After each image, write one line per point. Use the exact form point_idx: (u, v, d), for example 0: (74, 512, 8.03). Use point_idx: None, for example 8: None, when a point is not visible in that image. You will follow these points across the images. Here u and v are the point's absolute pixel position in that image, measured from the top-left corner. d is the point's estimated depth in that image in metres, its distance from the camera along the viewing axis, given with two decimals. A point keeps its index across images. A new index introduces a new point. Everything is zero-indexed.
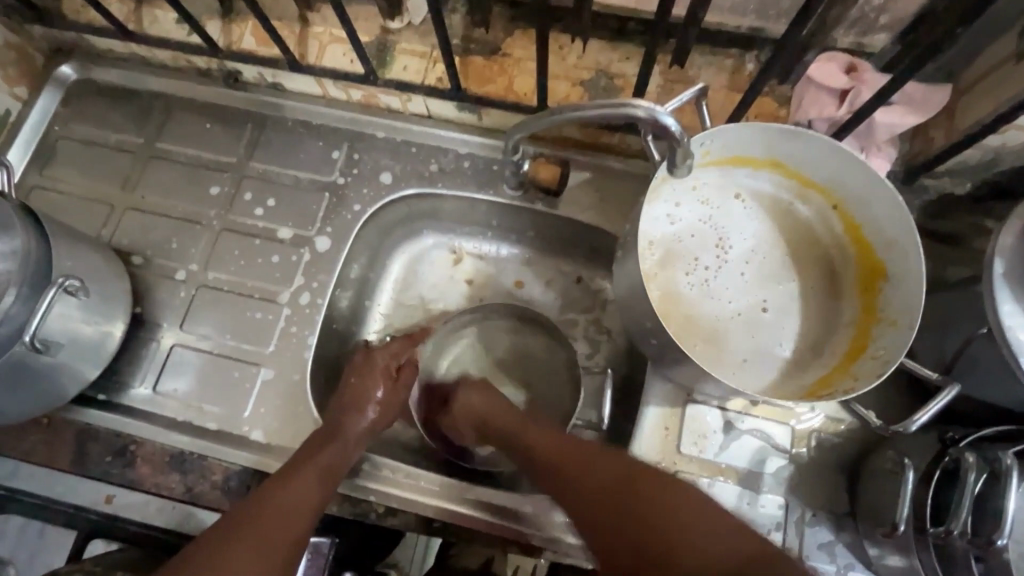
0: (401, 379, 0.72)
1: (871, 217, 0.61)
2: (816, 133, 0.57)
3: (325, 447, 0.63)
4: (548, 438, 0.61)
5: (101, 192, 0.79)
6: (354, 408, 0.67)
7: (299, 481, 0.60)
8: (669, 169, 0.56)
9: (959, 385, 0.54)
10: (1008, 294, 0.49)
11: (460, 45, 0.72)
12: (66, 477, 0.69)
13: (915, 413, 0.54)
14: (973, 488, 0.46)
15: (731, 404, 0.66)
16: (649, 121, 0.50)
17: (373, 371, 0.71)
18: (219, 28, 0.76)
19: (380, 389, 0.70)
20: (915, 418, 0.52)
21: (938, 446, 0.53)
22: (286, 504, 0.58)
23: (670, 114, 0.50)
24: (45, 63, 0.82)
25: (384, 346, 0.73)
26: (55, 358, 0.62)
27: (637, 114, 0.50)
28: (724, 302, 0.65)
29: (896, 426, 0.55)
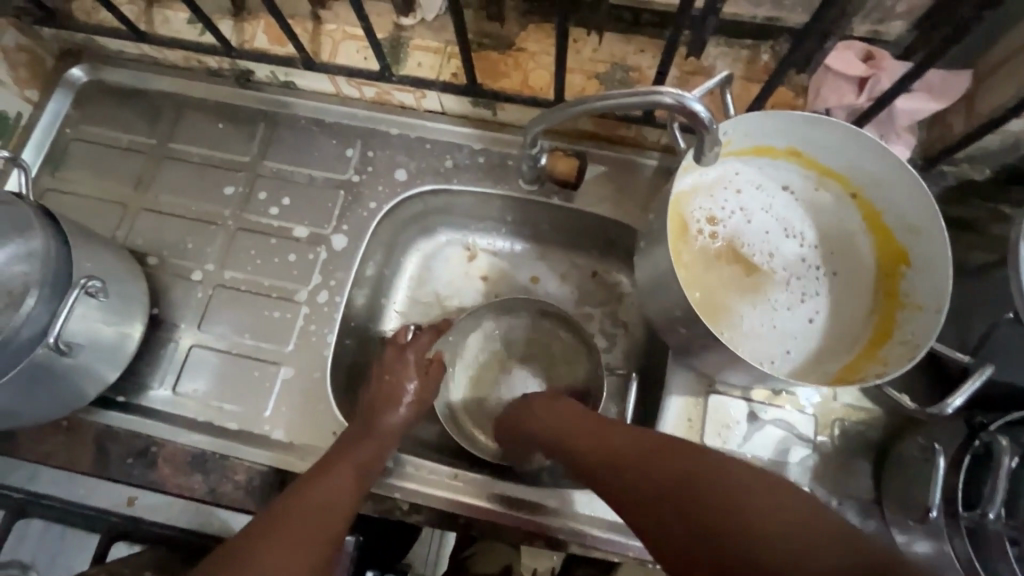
0: (431, 374, 0.73)
1: (893, 203, 0.61)
2: (836, 119, 0.57)
3: (359, 445, 0.63)
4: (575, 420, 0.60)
5: (114, 193, 0.78)
6: (388, 403, 0.68)
7: (339, 479, 0.60)
8: (696, 158, 0.55)
9: (993, 366, 0.53)
10: None
11: (474, 41, 0.72)
12: (88, 479, 0.68)
13: (948, 395, 0.53)
14: (1007, 474, 0.46)
15: (754, 394, 0.66)
16: (676, 108, 0.50)
17: (403, 366, 0.71)
18: (232, 27, 0.75)
19: (411, 383, 0.70)
20: (949, 401, 0.52)
21: (967, 431, 0.52)
22: (326, 497, 0.58)
23: (698, 101, 0.50)
24: (55, 65, 0.82)
25: (414, 341, 0.73)
26: (76, 359, 0.62)
27: (665, 101, 0.50)
28: (749, 290, 0.64)
29: (931, 408, 0.54)
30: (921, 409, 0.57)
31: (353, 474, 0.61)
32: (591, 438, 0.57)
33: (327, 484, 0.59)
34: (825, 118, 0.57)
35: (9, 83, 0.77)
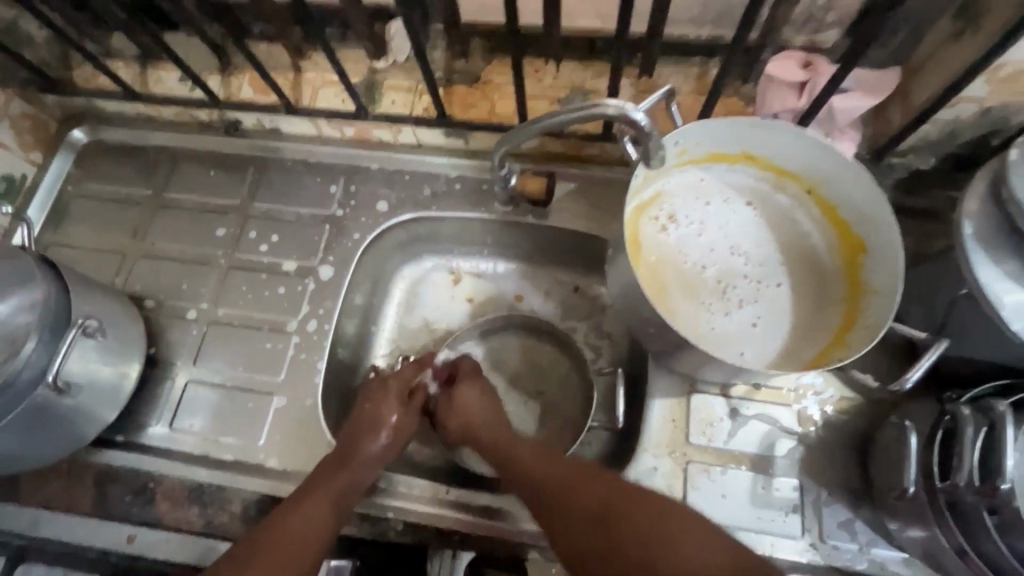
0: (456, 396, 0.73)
1: (845, 196, 0.64)
2: (780, 121, 0.61)
3: (335, 473, 0.64)
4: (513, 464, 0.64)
5: (113, 242, 0.83)
6: (369, 432, 0.69)
7: (313, 510, 0.62)
8: (645, 164, 0.59)
9: (948, 343, 0.57)
10: (986, 260, 0.52)
11: (443, 78, 0.77)
12: (87, 519, 0.68)
13: (908, 372, 0.56)
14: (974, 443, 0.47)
15: (734, 390, 0.68)
16: (620, 119, 0.54)
17: (386, 396, 0.72)
18: (219, 82, 0.81)
19: (395, 415, 0.71)
20: (909, 375, 0.55)
21: (938, 409, 0.53)
22: (302, 530, 0.60)
23: (639, 111, 0.54)
24: (57, 129, 0.88)
25: (397, 372, 0.75)
26: (75, 400, 0.64)
27: (609, 113, 0.54)
28: (713, 296, 0.66)
29: (892, 386, 0.56)
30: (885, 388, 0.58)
31: (328, 503, 0.63)
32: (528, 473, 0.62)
33: (301, 517, 0.61)
34: (769, 120, 0.60)
35: (15, 147, 0.82)
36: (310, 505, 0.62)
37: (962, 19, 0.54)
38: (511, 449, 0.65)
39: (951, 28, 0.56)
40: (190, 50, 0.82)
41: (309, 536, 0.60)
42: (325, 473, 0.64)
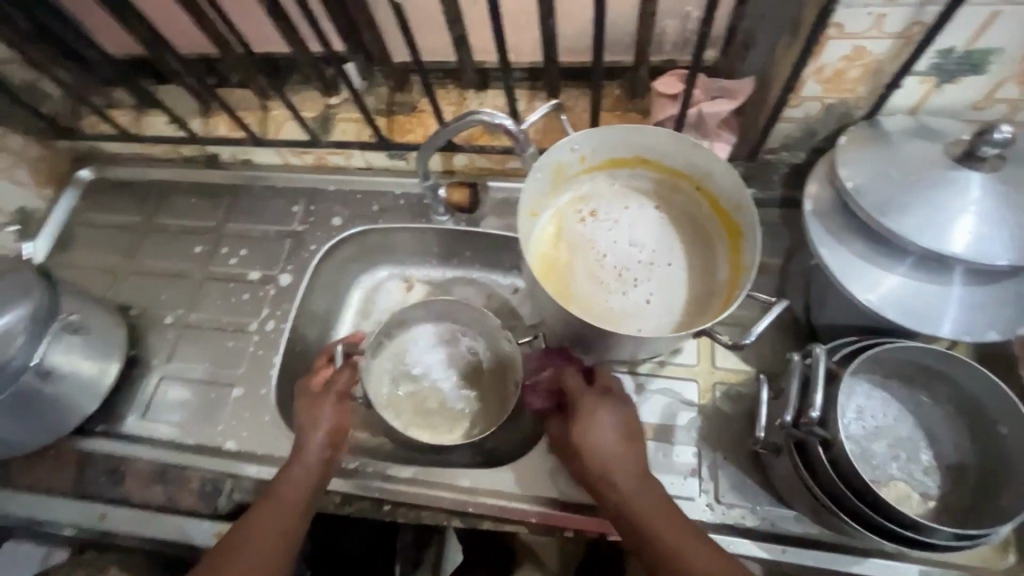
0: (586, 420, 0.63)
1: (722, 188, 0.72)
2: (656, 126, 0.70)
3: (286, 477, 0.67)
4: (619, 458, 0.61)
5: (107, 262, 0.95)
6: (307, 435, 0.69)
7: (269, 519, 0.64)
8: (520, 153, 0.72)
9: (789, 300, 0.62)
10: (826, 238, 0.62)
11: (386, 109, 0.89)
12: (64, 500, 0.77)
13: (753, 327, 0.60)
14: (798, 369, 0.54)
15: (640, 367, 0.75)
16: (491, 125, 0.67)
17: (315, 397, 0.72)
18: (200, 122, 0.96)
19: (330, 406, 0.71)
20: (752, 329, 0.59)
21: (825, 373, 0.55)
22: (262, 540, 0.63)
23: (505, 118, 0.67)
24: (67, 170, 1.02)
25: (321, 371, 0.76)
26: (58, 389, 0.75)
27: (481, 119, 0.66)
28: (612, 279, 0.74)
29: (737, 342, 0.61)
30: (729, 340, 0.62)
31: (284, 517, 0.64)
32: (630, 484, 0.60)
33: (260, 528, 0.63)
34: (647, 126, 0.70)
35: (30, 185, 0.97)
36: (267, 518, 0.64)
37: (790, 31, 0.64)
38: (608, 468, 0.61)
39: (784, 40, 0.65)
40: (178, 98, 0.97)
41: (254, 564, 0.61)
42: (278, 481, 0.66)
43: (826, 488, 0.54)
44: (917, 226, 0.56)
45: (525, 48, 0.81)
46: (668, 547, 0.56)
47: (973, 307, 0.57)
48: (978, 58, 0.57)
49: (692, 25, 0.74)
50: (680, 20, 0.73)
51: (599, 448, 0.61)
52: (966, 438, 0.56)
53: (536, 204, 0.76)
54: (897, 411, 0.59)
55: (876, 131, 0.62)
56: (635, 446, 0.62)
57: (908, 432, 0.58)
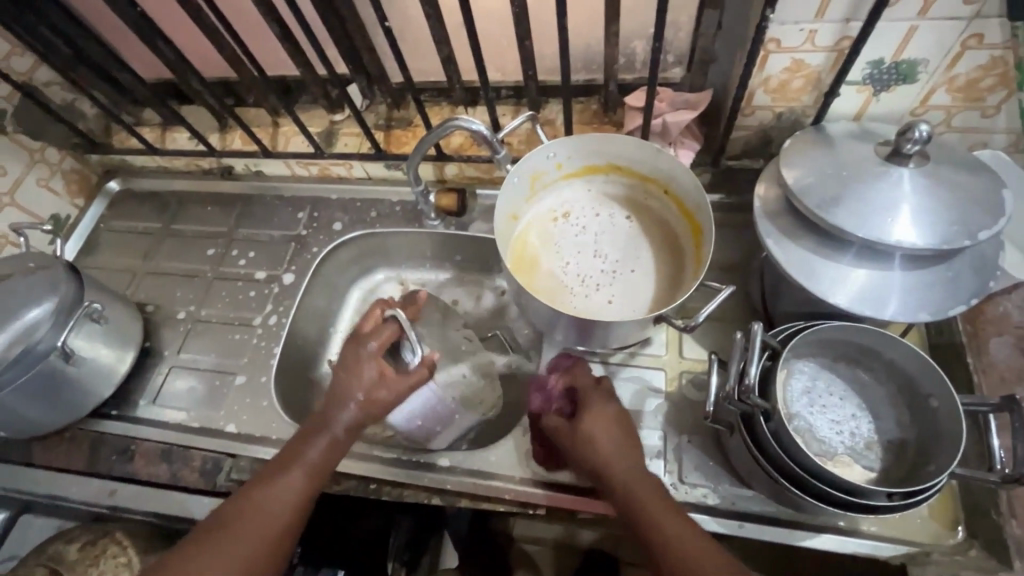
0: (586, 415, 0.64)
1: (684, 192, 0.79)
2: (621, 136, 0.77)
3: (311, 443, 0.66)
4: (618, 451, 0.61)
5: (129, 264, 1.04)
6: (338, 401, 0.67)
7: (289, 482, 0.64)
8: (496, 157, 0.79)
9: (734, 287, 0.65)
10: (770, 231, 0.67)
11: (384, 123, 0.98)
12: (77, 477, 0.83)
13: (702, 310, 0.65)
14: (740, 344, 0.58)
15: (612, 358, 0.79)
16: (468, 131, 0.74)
17: (357, 360, 0.69)
18: (218, 137, 1.05)
19: (360, 386, 0.68)
20: (700, 310, 0.64)
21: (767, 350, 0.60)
22: (275, 504, 0.62)
23: (480, 124, 0.74)
24: (97, 181, 1.12)
25: (378, 330, 0.71)
26: (77, 371, 0.82)
27: (460, 124, 0.74)
28: (579, 281, 0.81)
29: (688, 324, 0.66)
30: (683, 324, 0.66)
31: (302, 484, 0.64)
32: (632, 477, 0.59)
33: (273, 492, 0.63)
34: (612, 136, 0.77)
35: (64, 194, 1.07)
36: (284, 482, 0.63)
37: (738, 48, 0.71)
38: (607, 460, 0.61)
39: (735, 56, 0.73)
40: (199, 117, 1.08)
41: (276, 531, 0.61)
42: (302, 445, 0.66)
43: (770, 457, 0.58)
44: (850, 215, 0.61)
45: (508, 68, 0.90)
46: (668, 537, 0.54)
47: (910, 292, 0.62)
48: (907, 68, 0.63)
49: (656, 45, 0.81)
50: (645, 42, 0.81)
51: (599, 444, 0.61)
52: (904, 416, 0.61)
53: (516, 209, 0.83)
54: (843, 390, 0.63)
55: (820, 135, 0.68)
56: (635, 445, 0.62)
57: (853, 410, 0.63)
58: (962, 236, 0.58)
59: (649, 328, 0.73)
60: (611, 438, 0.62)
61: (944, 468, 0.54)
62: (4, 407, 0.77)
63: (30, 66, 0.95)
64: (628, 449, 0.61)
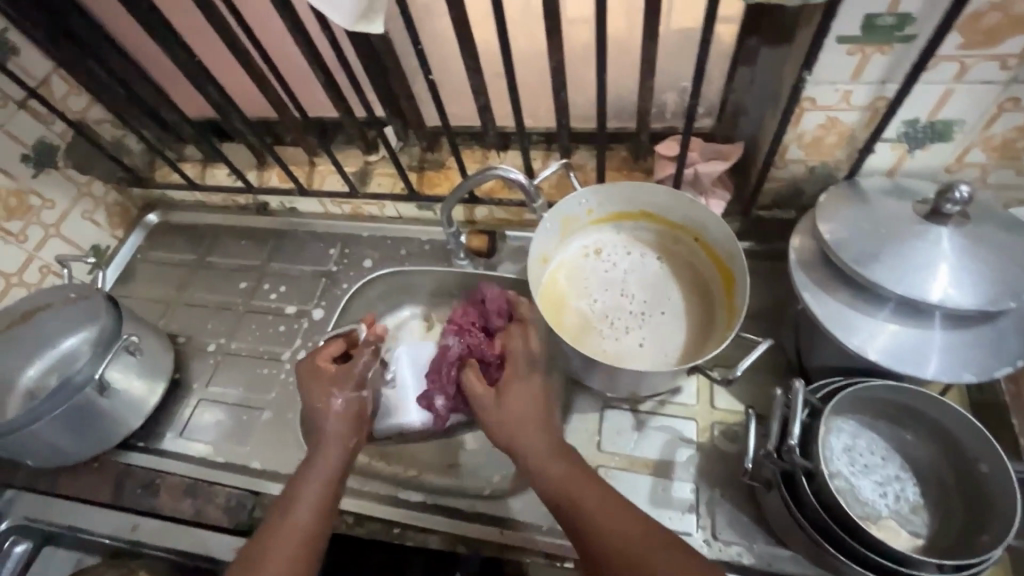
0: (507, 393, 0.66)
1: (717, 240, 0.79)
2: (653, 184, 0.79)
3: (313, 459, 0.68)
4: (524, 422, 0.64)
5: (163, 295, 1.06)
6: (321, 412, 0.70)
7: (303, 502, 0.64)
8: (531, 203, 0.80)
9: (771, 342, 0.66)
10: (807, 284, 0.67)
11: (417, 165, 1.01)
12: (102, 510, 0.84)
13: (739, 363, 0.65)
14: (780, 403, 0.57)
15: (642, 406, 0.78)
16: (505, 179, 0.76)
17: (319, 373, 0.72)
18: (256, 175, 1.09)
19: (351, 393, 0.71)
20: (737, 364, 0.64)
21: (810, 408, 0.59)
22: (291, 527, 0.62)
23: (518, 172, 0.76)
24: (137, 213, 1.16)
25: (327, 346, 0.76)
26: (111, 402, 0.83)
27: (497, 173, 0.76)
28: (607, 326, 0.81)
29: (728, 377, 0.65)
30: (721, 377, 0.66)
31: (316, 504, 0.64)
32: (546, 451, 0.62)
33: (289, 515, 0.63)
34: (644, 183, 0.78)
35: (106, 226, 1.10)
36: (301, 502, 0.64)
37: (774, 104, 0.73)
38: (517, 434, 0.63)
39: (769, 109, 0.74)
40: (239, 154, 1.11)
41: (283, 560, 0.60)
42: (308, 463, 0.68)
43: (812, 520, 0.56)
44: (889, 272, 0.61)
45: (542, 115, 0.93)
46: (583, 510, 0.57)
47: (952, 351, 0.61)
48: (942, 128, 0.64)
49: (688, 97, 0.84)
50: (678, 94, 0.84)
51: (523, 406, 0.64)
52: (950, 480, 0.59)
53: (547, 251, 0.84)
54: (885, 450, 0.62)
55: (855, 189, 0.68)
56: (545, 418, 0.65)
57: (896, 471, 0.61)
58: (1005, 298, 0.58)
59: (682, 377, 0.72)
60: (522, 408, 0.64)
61: (997, 541, 0.52)
62: (38, 437, 0.78)
63: (84, 105, 1.00)
64: (539, 420, 0.64)
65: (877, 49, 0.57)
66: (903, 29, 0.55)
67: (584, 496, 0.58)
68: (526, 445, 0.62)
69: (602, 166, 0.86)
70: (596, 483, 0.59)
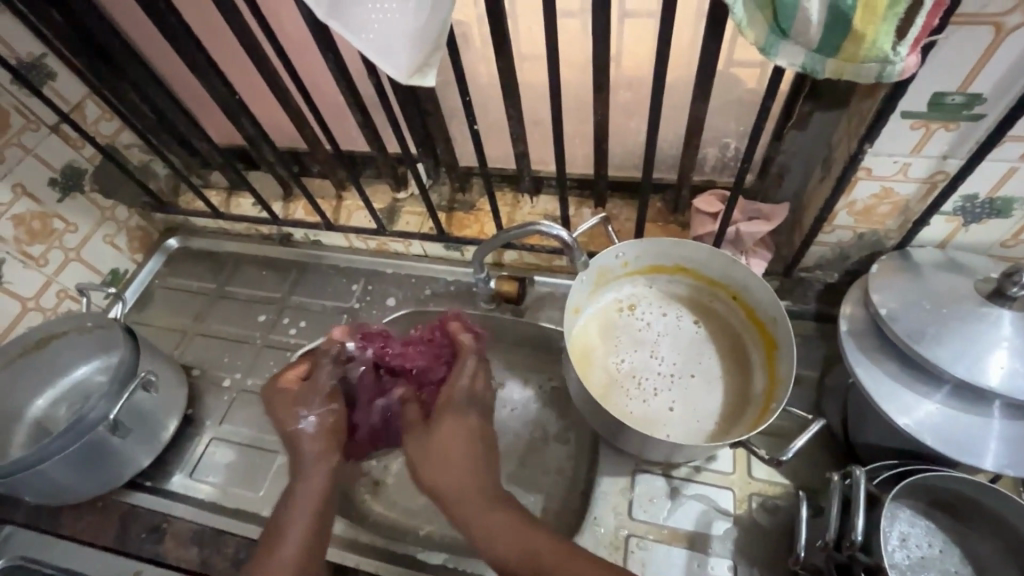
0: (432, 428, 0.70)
1: (758, 302, 0.77)
2: (693, 242, 0.77)
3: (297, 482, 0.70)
4: (447, 472, 0.66)
5: (179, 323, 1.04)
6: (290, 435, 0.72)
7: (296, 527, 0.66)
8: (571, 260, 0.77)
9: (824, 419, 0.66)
10: (859, 359, 0.64)
11: (447, 205, 0.99)
12: (103, 554, 0.80)
13: (792, 441, 0.64)
14: (840, 488, 0.56)
15: (676, 472, 0.75)
16: (548, 235, 0.73)
17: (278, 400, 0.74)
18: (282, 206, 1.07)
19: (321, 409, 0.73)
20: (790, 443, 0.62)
21: (871, 495, 0.57)
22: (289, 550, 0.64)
23: (562, 229, 0.73)
24: (158, 238, 1.14)
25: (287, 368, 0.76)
26: (122, 442, 0.80)
27: (541, 229, 0.73)
28: (637, 385, 0.78)
29: (779, 456, 0.64)
30: (771, 455, 0.64)
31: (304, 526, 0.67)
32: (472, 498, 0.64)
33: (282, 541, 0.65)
34: (684, 241, 0.77)
35: (126, 250, 1.08)
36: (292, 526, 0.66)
37: (822, 170, 0.72)
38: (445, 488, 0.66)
39: (818, 175, 0.73)
40: (266, 183, 1.10)
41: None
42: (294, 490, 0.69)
43: None
44: (951, 355, 0.58)
45: (578, 163, 0.91)
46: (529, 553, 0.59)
47: (1018, 442, 0.58)
48: (1002, 204, 0.62)
49: (731, 153, 0.82)
50: (720, 149, 0.82)
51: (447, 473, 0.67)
52: None
53: (579, 303, 0.81)
54: (943, 543, 0.60)
55: (908, 261, 0.66)
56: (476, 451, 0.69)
57: (956, 566, 0.59)
58: None
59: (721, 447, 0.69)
60: (437, 442, 0.68)
61: None
62: (46, 478, 0.75)
63: (115, 130, 1.00)
64: (461, 464, 0.67)
65: (942, 125, 0.56)
66: (972, 108, 0.54)
67: (542, 554, 0.59)
68: (460, 503, 0.65)
69: (640, 218, 0.84)
70: (528, 528, 0.61)
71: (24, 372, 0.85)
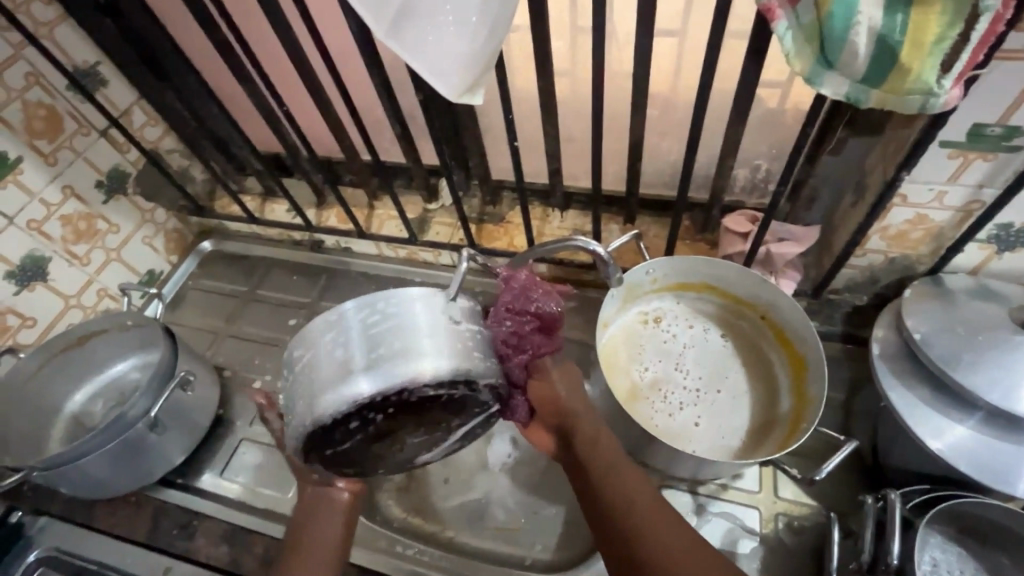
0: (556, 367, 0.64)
1: (787, 320, 0.78)
2: (724, 260, 0.77)
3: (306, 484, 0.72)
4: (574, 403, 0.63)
5: (211, 325, 1.06)
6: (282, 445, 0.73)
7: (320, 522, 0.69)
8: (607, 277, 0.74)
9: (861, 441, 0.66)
10: (891, 381, 0.64)
11: (477, 217, 1.01)
12: (135, 549, 0.82)
13: (824, 464, 0.64)
14: (873, 512, 0.57)
15: (702, 489, 0.76)
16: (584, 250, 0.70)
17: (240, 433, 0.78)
18: (315, 212, 1.09)
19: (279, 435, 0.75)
20: (823, 466, 0.63)
21: (905, 519, 0.58)
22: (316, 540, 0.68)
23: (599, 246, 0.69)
24: (192, 240, 1.17)
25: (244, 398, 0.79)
26: (160, 437, 0.82)
27: (578, 244, 0.70)
28: (662, 398, 0.79)
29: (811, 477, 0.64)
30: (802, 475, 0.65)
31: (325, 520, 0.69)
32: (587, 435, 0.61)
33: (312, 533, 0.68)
34: (714, 259, 0.77)
35: (162, 252, 1.11)
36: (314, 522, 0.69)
37: (855, 196, 0.73)
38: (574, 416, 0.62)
39: (850, 199, 0.74)
40: (300, 190, 1.13)
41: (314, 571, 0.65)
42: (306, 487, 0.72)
43: None
44: (985, 381, 0.58)
45: (609, 179, 0.93)
46: (629, 507, 0.56)
47: None
48: None
49: (763, 174, 0.83)
50: (752, 170, 0.83)
51: None
52: None
53: (608, 316, 0.82)
54: (971, 569, 0.60)
55: (941, 287, 0.66)
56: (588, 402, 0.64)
57: None
58: None
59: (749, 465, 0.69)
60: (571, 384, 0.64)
61: None
62: (86, 470, 0.77)
63: (159, 135, 1.03)
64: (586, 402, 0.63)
65: (980, 155, 0.57)
66: (1011, 140, 0.55)
67: (638, 515, 0.55)
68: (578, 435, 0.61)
69: (671, 236, 0.85)
70: (642, 484, 0.58)
71: (65, 367, 0.87)
